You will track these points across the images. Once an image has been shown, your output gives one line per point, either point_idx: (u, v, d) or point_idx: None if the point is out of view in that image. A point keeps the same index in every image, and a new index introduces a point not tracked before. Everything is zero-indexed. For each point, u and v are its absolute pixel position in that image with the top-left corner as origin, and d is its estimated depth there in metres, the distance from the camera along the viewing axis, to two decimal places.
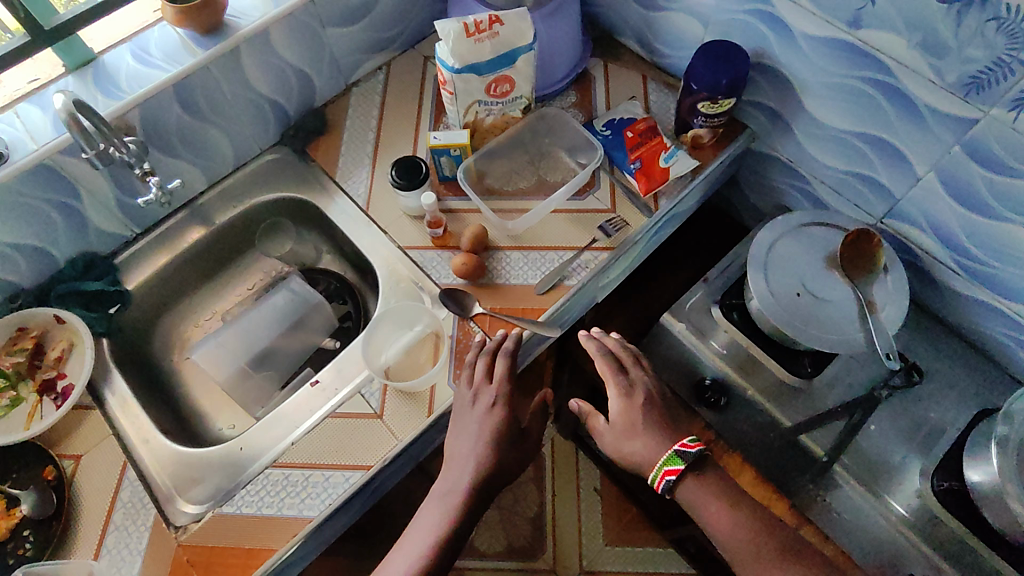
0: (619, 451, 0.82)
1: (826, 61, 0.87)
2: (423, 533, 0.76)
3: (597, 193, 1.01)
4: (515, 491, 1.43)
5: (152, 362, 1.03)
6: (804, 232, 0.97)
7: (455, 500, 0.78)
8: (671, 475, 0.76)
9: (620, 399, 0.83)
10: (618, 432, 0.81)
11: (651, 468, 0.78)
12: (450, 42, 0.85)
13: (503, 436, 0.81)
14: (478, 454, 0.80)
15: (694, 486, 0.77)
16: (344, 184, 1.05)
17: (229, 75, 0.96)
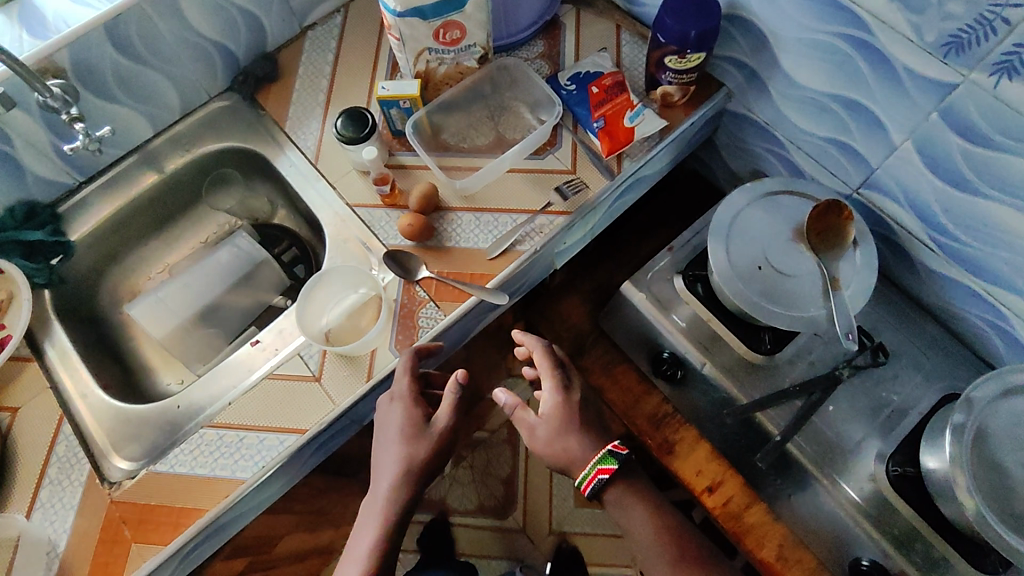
0: (551, 449, 0.86)
1: (803, 14, 0.80)
2: (361, 544, 0.77)
3: (558, 153, 0.95)
4: (488, 452, 1.42)
5: (100, 317, 1.02)
6: (774, 200, 0.91)
7: (382, 506, 0.78)
8: (603, 473, 0.84)
9: (556, 395, 0.87)
10: (554, 427, 0.85)
11: (580, 469, 0.85)
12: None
13: (420, 436, 0.80)
14: (397, 462, 0.79)
15: (618, 491, 0.86)
16: (294, 136, 1.00)
17: (167, 14, 0.90)
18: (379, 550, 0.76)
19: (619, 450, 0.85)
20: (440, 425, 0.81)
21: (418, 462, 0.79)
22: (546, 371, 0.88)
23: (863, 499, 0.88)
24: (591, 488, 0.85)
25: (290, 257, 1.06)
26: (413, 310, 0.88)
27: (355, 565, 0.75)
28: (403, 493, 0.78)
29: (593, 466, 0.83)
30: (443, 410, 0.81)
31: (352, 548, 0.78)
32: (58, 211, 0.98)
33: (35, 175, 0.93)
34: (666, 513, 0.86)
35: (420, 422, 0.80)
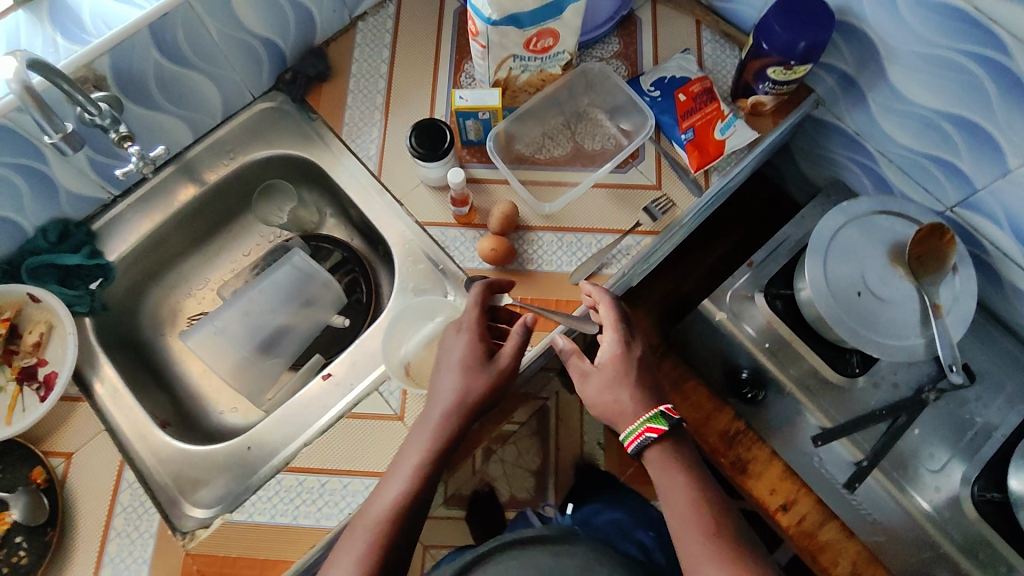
0: (600, 401, 0.73)
1: (926, 28, 0.74)
2: (405, 466, 0.70)
3: (642, 166, 0.89)
4: (515, 444, 1.23)
5: (143, 341, 0.94)
6: (871, 220, 0.87)
7: (434, 431, 0.71)
8: (652, 434, 0.70)
9: (616, 343, 0.75)
10: (607, 379, 0.73)
11: (628, 425, 0.71)
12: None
13: (482, 371, 0.72)
14: (452, 391, 0.72)
15: (667, 461, 0.70)
16: (352, 143, 0.92)
17: (215, 10, 0.79)
18: (423, 480, 0.69)
19: (673, 415, 0.71)
20: (504, 364, 0.73)
21: (475, 397, 0.71)
22: (608, 321, 0.76)
23: (954, 531, 0.86)
24: (634, 447, 0.71)
25: (345, 275, 0.99)
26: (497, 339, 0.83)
27: (397, 484, 0.69)
28: (453, 426, 0.71)
29: (642, 422, 0.70)
30: (507, 348, 0.74)
31: (392, 471, 0.71)
32: (92, 228, 0.89)
33: (68, 191, 0.84)
34: (716, 499, 0.68)
35: (484, 355, 0.73)
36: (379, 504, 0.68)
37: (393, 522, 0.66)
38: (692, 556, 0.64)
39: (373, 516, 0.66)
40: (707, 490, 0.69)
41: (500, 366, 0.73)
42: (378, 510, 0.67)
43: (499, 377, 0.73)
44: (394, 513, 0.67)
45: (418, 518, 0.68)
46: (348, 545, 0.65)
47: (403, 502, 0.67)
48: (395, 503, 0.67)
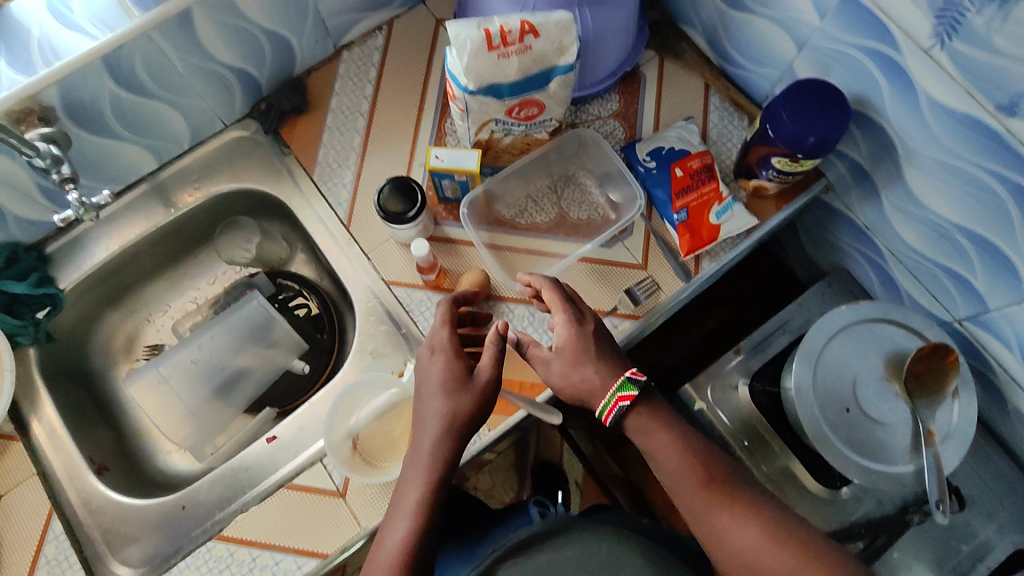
0: (568, 383, 0.68)
1: (950, 138, 0.67)
2: (404, 501, 0.61)
3: (628, 242, 0.83)
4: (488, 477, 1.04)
5: (91, 372, 0.90)
6: (868, 329, 0.80)
7: (427, 461, 0.62)
8: (625, 403, 0.65)
9: (569, 324, 0.69)
10: (569, 361, 0.68)
11: (600, 400, 0.67)
12: (468, 57, 0.63)
13: (465, 391, 0.64)
14: (439, 418, 0.63)
15: (647, 423, 0.66)
16: (323, 186, 0.87)
17: (180, 42, 0.73)
18: (427, 512, 0.60)
19: (641, 377, 0.66)
20: (485, 378, 0.65)
21: (463, 418, 0.63)
22: (553, 302, 0.71)
23: None
24: (612, 419, 0.66)
25: (311, 320, 0.93)
26: None
27: (401, 524, 0.59)
28: (447, 451, 0.62)
29: (612, 393, 0.66)
30: (485, 360, 0.65)
31: (391, 511, 0.62)
32: (43, 252, 0.85)
33: (16, 216, 0.80)
34: (703, 447, 0.65)
35: (464, 372, 0.65)
36: (387, 547, 0.58)
37: (407, 563, 0.57)
38: (694, 508, 0.61)
39: (382, 563, 0.57)
40: (691, 440, 0.65)
41: (482, 382, 0.65)
42: (386, 553, 0.58)
43: (483, 393, 0.64)
44: (403, 554, 0.57)
45: (431, 554, 0.59)
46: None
47: (411, 539, 0.58)
48: (404, 545, 0.58)
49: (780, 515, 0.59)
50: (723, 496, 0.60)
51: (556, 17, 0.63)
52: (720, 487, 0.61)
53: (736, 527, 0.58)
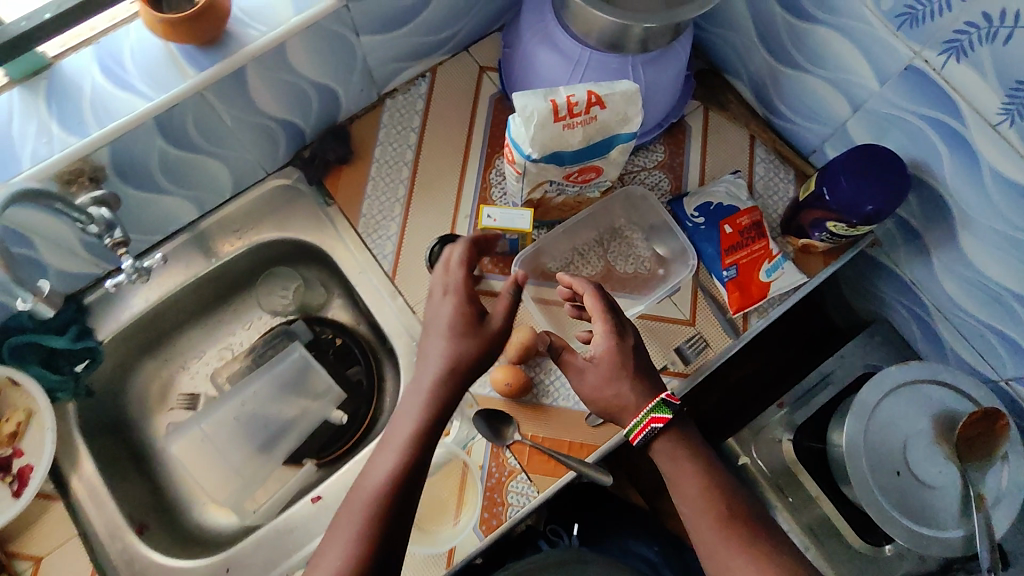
0: (600, 397, 0.67)
1: (1012, 211, 0.67)
2: (394, 438, 0.61)
3: (676, 298, 0.82)
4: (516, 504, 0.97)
5: (127, 423, 0.89)
6: (917, 391, 0.80)
7: (423, 399, 0.61)
8: (657, 425, 0.64)
9: (609, 335, 0.66)
10: (605, 374, 0.66)
11: (631, 418, 0.65)
12: (534, 128, 0.62)
13: (472, 334, 0.63)
14: (439, 359, 0.62)
15: (674, 451, 0.64)
16: (367, 237, 0.86)
17: (232, 99, 0.72)
18: (415, 453, 0.59)
19: (676, 400, 0.65)
20: (494, 326, 0.64)
21: (464, 364, 0.62)
22: (593, 311, 0.68)
23: None
24: (640, 439, 0.65)
25: (348, 368, 0.92)
26: (502, 482, 0.76)
27: (387, 460, 0.59)
28: (445, 393, 0.62)
29: (646, 413, 0.64)
30: (499, 309, 0.65)
31: (381, 446, 0.61)
32: (82, 301, 0.84)
33: (57, 269, 0.78)
34: (724, 482, 0.64)
35: (473, 316, 0.64)
36: (373, 478, 0.58)
37: (388, 497, 0.57)
38: (707, 543, 0.61)
39: (365, 494, 0.57)
40: (715, 473, 0.64)
41: (491, 327, 0.64)
42: (370, 486, 0.58)
43: (490, 340, 0.64)
44: (388, 487, 0.57)
45: (415, 492, 0.59)
46: (343, 520, 0.57)
47: (397, 474, 0.58)
48: (387, 482, 0.58)
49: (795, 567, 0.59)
50: (737, 532, 0.61)
51: (622, 88, 0.63)
52: (738, 531, 0.61)
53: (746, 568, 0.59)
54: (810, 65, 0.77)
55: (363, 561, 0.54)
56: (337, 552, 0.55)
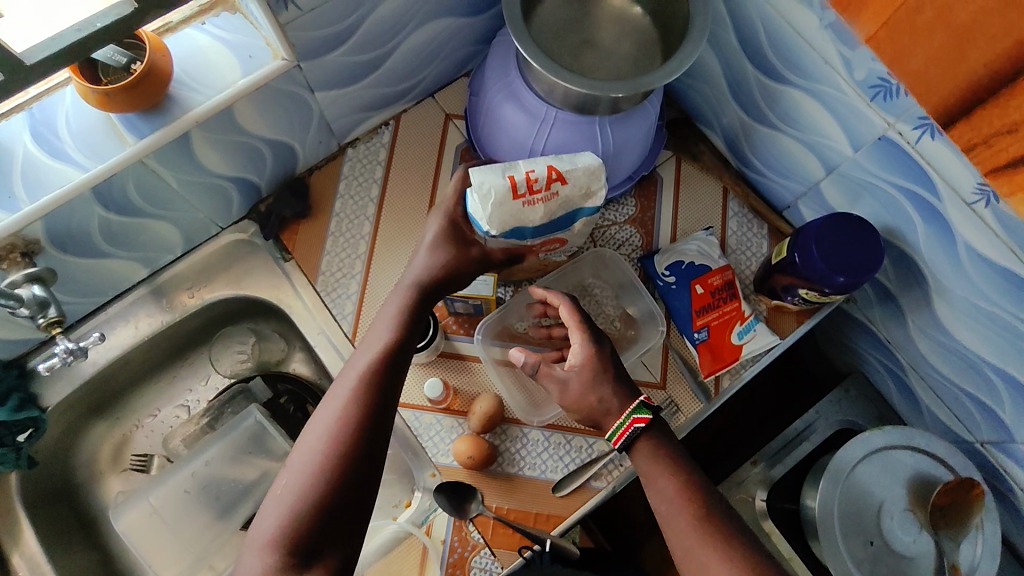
0: (583, 405, 0.66)
1: (988, 286, 0.65)
2: (376, 334, 0.64)
3: (647, 360, 0.80)
4: None
5: (75, 489, 0.85)
6: (887, 457, 0.78)
7: (403, 302, 0.65)
8: (640, 424, 0.63)
9: (587, 343, 0.66)
10: (586, 381, 0.65)
11: (612, 422, 0.65)
12: (492, 207, 0.59)
13: (451, 248, 0.66)
14: (421, 268, 0.66)
15: (654, 451, 0.63)
16: (326, 296, 0.83)
17: (176, 163, 0.69)
18: (397, 345, 0.62)
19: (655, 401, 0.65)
20: (471, 248, 0.67)
21: (444, 274, 0.66)
22: (571, 322, 0.67)
23: None
24: (623, 442, 0.64)
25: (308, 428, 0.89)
26: (465, 558, 0.74)
27: (369, 351, 0.62)
28: (424, 298, 0.66)
29: (628, 415, 0.64)
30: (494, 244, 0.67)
31: (364, 343, 0.64)
32: (25, 366, 0.79)
33: None
34: (702, 481, 0.62)
35: (459, 231, 0.67)
36: (356, 366, 0.61)
37: (371, 381, 0.59)
38: (682, 541, 0.58)
39: (350, 379, 0.60)
40: (691, 473, 0.62)
41: (469, 246, 0.67)
42: (354, 374, 0.60)
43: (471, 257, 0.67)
44: (373, 371, 0.60)
45: (398, 378, 0.61)
46: (330, 400, 0.59)
47: (381, 360, 0.61)
48: (370, 365, 0.60)
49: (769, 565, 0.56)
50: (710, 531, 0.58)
51: (584, 163, 0.61)
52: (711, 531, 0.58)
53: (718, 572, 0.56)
54: (782, 124, 0.74)
55: (355, 433, 0.57)
56: (327, 425, 0.57)
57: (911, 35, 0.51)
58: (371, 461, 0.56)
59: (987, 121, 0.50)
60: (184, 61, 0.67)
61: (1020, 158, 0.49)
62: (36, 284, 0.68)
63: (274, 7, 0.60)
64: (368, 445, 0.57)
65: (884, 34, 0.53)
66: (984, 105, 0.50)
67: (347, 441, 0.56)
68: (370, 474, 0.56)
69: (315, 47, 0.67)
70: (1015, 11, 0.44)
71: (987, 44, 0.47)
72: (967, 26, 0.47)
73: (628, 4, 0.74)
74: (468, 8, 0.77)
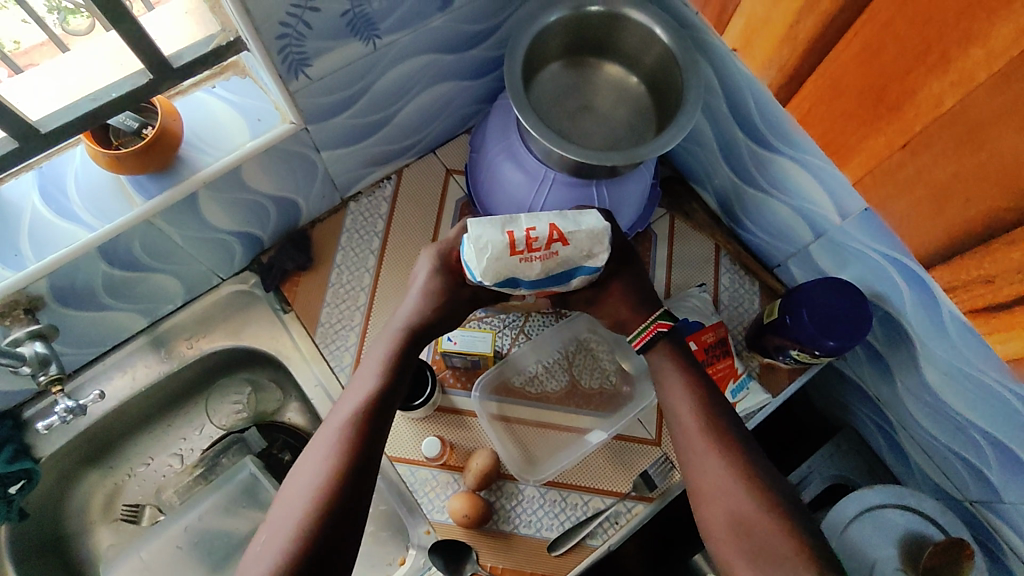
0: (612, 314, 0.71)
1: (972, 351, 0.65)
2: (362, 379, 0.63)
3: (643, 416, 0.80)
4: None
5: (63, 540, 0.84)
6: (875, 515, 0.79)
7: (389, 349, 0.65)
8: (663, 329, 0.68)
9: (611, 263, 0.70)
10: (616, 297, 0.70)
11: (636, 326, 0.69)
12: (488, 260, 0.59)
13: (441, 294, 0.67)
14: (407, 313, 0.67)
15: (668, 358, 0.67)
16: (325, 348, 0.83)
17: (180, 220, 0.70)
18: (381, 392, 0.62)
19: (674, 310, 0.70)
20: (463, 290, 0.67)
21: (429, 322, 0.66)
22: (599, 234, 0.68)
23: None
24: (644, 344, 0.68)
25: None
26: None
27: (355, 399, 0.61)
28: (409, 346, 0.66)
29: (652, 319, 0.68)
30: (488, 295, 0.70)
31: (350, 388, 0.64)
32: (20, 417, 0.79)
33: None
34: (710, 384, 0.66)
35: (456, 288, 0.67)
36: (342, 413, 0.60)
37: (355, 429, 0.59)
38: (683, 426, 0.64)
39: (334, 426, 0.59)
40: (702, 378, 0.66)
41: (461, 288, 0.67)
42: (338, 419, 0.60)
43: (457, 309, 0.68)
44: (355, 426, 0.59)
45: (383, 427, 0.61)
46: (315, 447, 0.58)
47: (365, 411, 0.60)
48: (355, 413, 0.60)
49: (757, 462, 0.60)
50: (737, 478, 0.59)
51: (586, 226, 0.61)
52: (711, 424, 0.63)
53: (724, 491, 0.59)
54: (772, 189, 0.77)
55: (331, 495, 0.55)
56: (312, 475, 0.56)
57: (896, 186, 0.57)
58: (349, 522, 0.55)
59: (969, 268, 0.55)
60: (194, 125, 0.69)
61: (996, 304, 0.54)
62: (39, 340, 0.69)
63: (286, 76, 0.63)
64: (350, 498, 0.56)
65: (869, 179, 0.60)
66: (963, 256, 0.55)
67: (322, 504, 0.54)
68: (346, 536, 0.54)
69: (323, 111, 0.70)
70: (987, 183, 0.49)
71: (963, 206, 0.52)
72: (943, 185, 0.52)
73: (624, 73, 0.77)
74: (471, 72, 0.79)
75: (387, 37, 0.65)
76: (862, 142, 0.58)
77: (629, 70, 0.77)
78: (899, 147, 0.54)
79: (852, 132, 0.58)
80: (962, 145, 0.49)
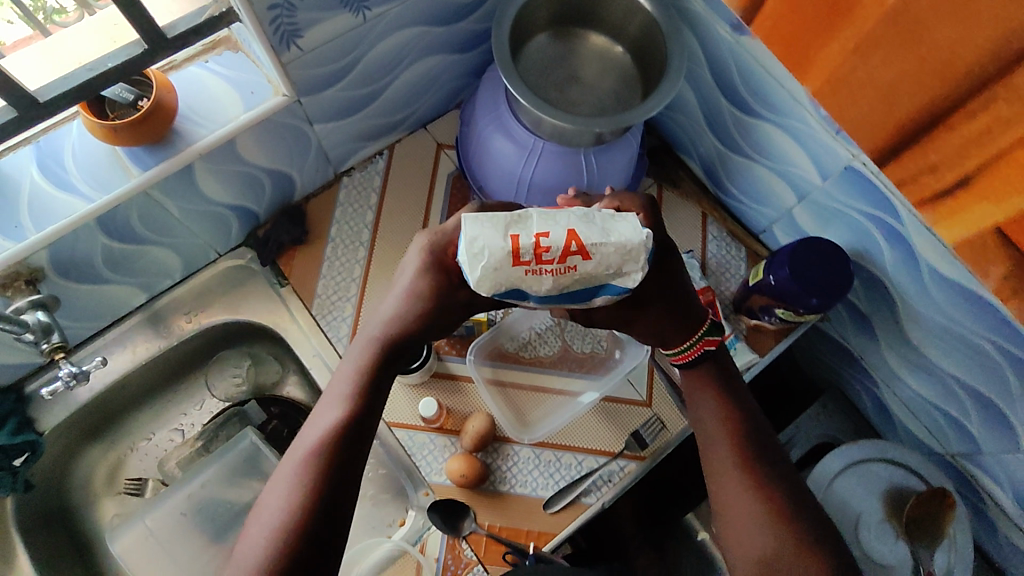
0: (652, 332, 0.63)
1: (950, 303, 0.67)
2: (336, 389, 0.57)
3: (634, 379, 0.82)
4: None
5: (68, 513, 0.86)
6: (860, 469, 0.81)
7: (367, 354, 0.58)
8: (711, 346, 0.65)
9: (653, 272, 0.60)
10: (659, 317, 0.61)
11: (682, 341, 0.64)
12: (482, 270, 0.48)
13: (432, 297, 0.58)
14: (390, 311, 0.59)
15: (704, 391, 0.64)
16: (322, 318, 0.85)
17: (177, 192, 0.71)
18: (355, 407, 0.56)
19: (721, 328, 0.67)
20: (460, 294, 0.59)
21: (416, 322, 0.59)
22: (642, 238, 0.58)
23: None
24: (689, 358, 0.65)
25: None
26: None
27: (327, 414, 0.55)
28: (390, 349, 0.58)
29: (700, 336, 0.64)
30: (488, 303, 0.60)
31: (324, 400, 0.57)
32: (23, 391, 0.80)
33: None
34: (750, 421, 0.62)
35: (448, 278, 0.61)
36: (313, 433, 0.55)
37: (325, 454, 0.53)
38: (715, 465, 0.60)
39: (303, 449, 0.54)
40: (739, 413, 0.63)
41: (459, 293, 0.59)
42: (309, 440, 0.54)
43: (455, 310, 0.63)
44: (321, 455, 0.53)
45: (359, 448, 0.55)
46: (282, 475, 0.53)
47: (338, 431, 0.54)
48: (326, 433, 0.54)
49: (796, 512, 0.56)
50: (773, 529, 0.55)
51: (617, 238, 0.48)
52: (747, 466, 0.59)
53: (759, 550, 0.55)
54: (755, 154, 0.79)
55: (296, 530, 0.50)
56: (276, 507, 0.51)
57: (852, 94, 0.58)
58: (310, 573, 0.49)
59: (915, 162, 0.56)
60: (188, 98, 0.70)
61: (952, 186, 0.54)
62: (40, 309, 0.71)
63: (278, 48, 0.64)
64: (320, 532, 0.51)
65: (828, 89, 0.60)
66: (911, 148, 0.56)
67: (286, 541, 0.49)
68: None
69: (316, 83, 0.71)
70: (935, 75, 0.50)
71: (912, 99, 0.53)
72: (893, 83, 0.54)
73: (609, 43, 0.79)
74: (459, 45, 0.81)
75: (377, 9, 0.67)
76: (817, 52, 0.59)
77: (613, 40, 0.79)
78: (850, 53, 0.55)
79: (806, 46, 0.59)
80: (906, 41, 0.50)
